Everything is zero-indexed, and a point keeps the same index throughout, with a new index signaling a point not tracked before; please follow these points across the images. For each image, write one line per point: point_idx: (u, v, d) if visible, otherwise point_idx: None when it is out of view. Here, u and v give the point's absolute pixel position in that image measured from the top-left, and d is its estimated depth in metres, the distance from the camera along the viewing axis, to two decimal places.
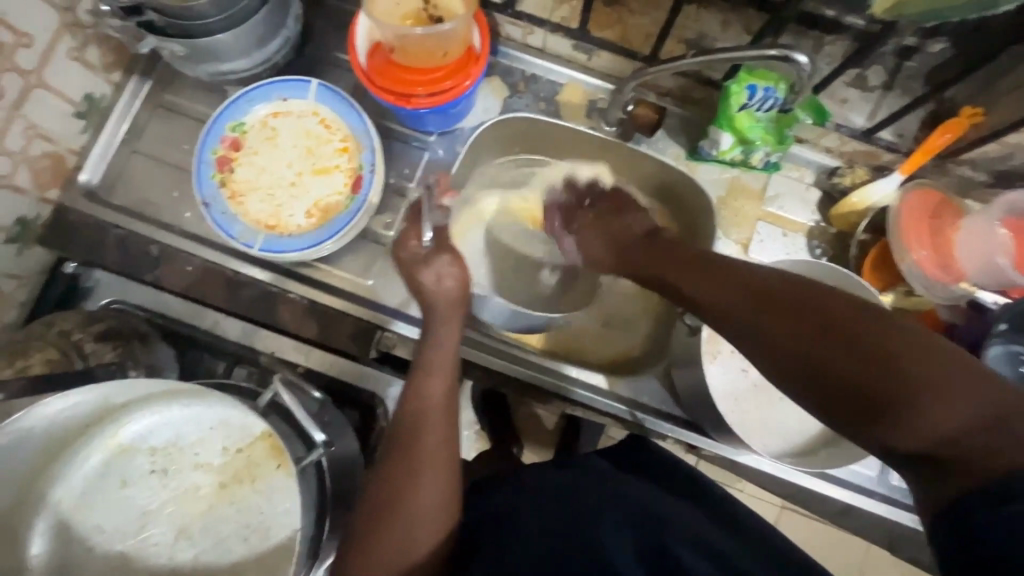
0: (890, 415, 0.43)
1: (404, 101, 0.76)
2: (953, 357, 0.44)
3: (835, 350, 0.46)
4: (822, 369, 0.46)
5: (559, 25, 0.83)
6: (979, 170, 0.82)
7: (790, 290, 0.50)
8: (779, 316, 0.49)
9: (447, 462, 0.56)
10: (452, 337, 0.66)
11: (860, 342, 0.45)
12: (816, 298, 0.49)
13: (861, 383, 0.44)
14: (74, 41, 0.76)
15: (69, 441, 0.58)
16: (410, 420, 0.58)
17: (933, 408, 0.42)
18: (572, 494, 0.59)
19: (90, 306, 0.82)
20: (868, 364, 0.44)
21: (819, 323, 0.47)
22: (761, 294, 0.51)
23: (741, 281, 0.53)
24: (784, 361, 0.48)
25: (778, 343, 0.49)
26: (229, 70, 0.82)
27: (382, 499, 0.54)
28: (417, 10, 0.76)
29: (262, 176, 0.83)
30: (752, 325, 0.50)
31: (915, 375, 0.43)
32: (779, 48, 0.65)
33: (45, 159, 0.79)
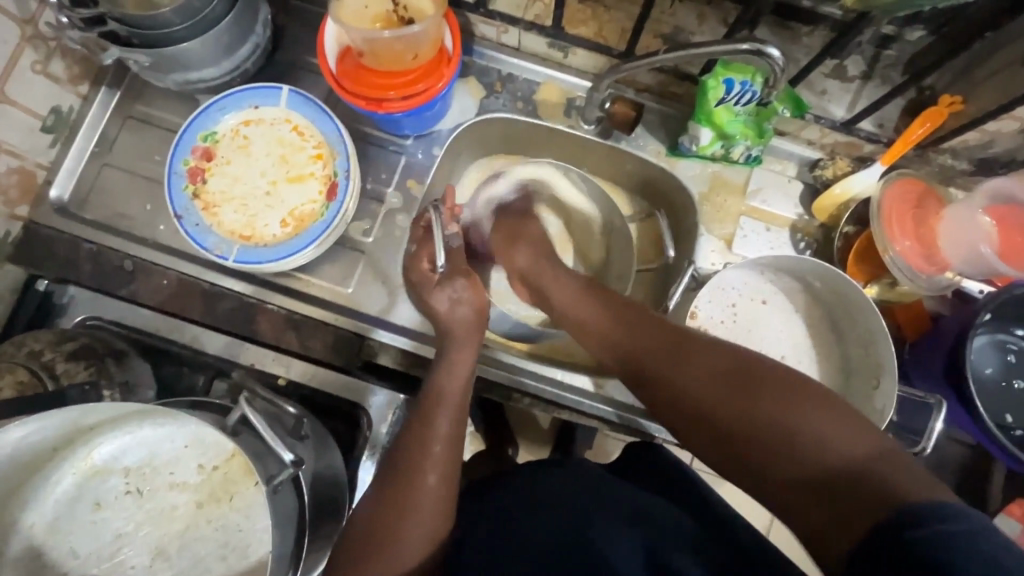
0: (754, 441, 0.49)
1: (376, 106, 0.75)
2: (839, 409, 0.48)
3: (739, 409, 0.50)
4: (722, 429, 0.51)
5: (533, 23, 0.81)
6: (960, 159, 0.81)
7: (694, 349, 0.56)
8: (693, 379, 0.54)
9: (446, 485, 0.56)
10: (466, 363, 0.64)
11: (754, 404, 0.50)
12: (716, 357, 0.54)
13: (754, 429, 0.49)
14: (37, 54, 0.74)
15: (38, 465, 0.57)
16: (418, 443, 0.57)
17: (817, 455, 0.46)
18: (572, 500, 0.58)
19: (63, 324, 0.81)
20: (757, 419, 0.49)
21: (721, 382, 0.52)
22: (673, 357, 0.56)
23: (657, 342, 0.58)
24: (696, 420, 0.53)
25: (691, 403, 0.53)
26: (198, 79, 0.80)
27: (381, 515, 0.54)
28: (387, 12, 0.75)
29: (235, 186, 0.81)
30: (668, 390, 0.55)
31: (796, 418, 0.47)
32: (750, 41, 0.63)
33: (12, 176, 0.77)
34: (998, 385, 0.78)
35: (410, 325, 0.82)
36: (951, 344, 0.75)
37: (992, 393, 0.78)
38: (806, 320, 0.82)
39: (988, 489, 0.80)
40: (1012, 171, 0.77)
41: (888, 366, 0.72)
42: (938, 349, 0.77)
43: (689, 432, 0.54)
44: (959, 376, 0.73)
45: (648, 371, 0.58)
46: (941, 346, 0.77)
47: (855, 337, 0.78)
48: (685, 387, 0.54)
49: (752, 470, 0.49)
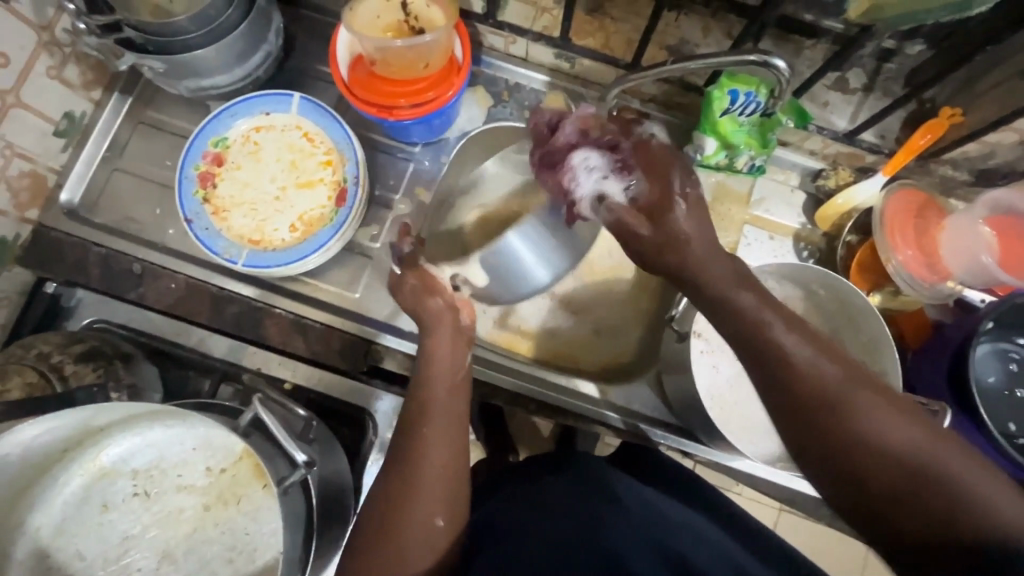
0: (873, 479, 0.46)
1: (386, 113, 0.76)
2: (964, 452, 0.46)
3: (901, 451, 0.46)
4: (881, 476, 0.46)
5: (541, 34, 0.83)
6: (960, 169, 0.82)
7: (815, 364, 0.49)
8: (870, 419, 0.47)
9: (450, 471, 0.56)
10: (454, 348, 0.64)
11: (926, 457, 0.45)
12: (838, 384, 0.48)
13: (874, 471, 0.46)
14: (52, 60, 0.75)
15: (47, 466, 0.57)
16: (413, 428, 0.58)
17: (954, 507, 0.43)
18: (580, 498, 0.61)
19: (72, 326, 0.83)
20: (929, 475, 0.44)
21: (894, 430, 0.46)
22: (845, 391, 0.48)
23: (832, 371, 0.49)
24: (854, 460, 0.47)
25: (863, 445, 0.46)
26: (210, 86, 0.82)
27: (386, 507, 0.55)
28: (398, 22, 0.76)
29: (245, 191, 0.82)
30: (829, 424, 0.48)
31: (925, 464, 0.45)
32: (757, 53, 0.65)
33: (24, 179, 0.78)
34: (1001, 394, 0.78)
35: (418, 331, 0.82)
36: (953, 352, 0.76)
37: (996, 401, 0.78)
38: None
39: None
40: (1012, 182, 0.79)
41: (890, 376, 0.72)
42: (941, 357, 0.78)
43: (835, 472, 0.48)
44: (962, 383, 0.73)
45: (810, 398, 0.48)
46: (943, 354, 0.78)
47: (858, 345, 0.78)
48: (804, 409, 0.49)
49: (895, 522, 0.45)
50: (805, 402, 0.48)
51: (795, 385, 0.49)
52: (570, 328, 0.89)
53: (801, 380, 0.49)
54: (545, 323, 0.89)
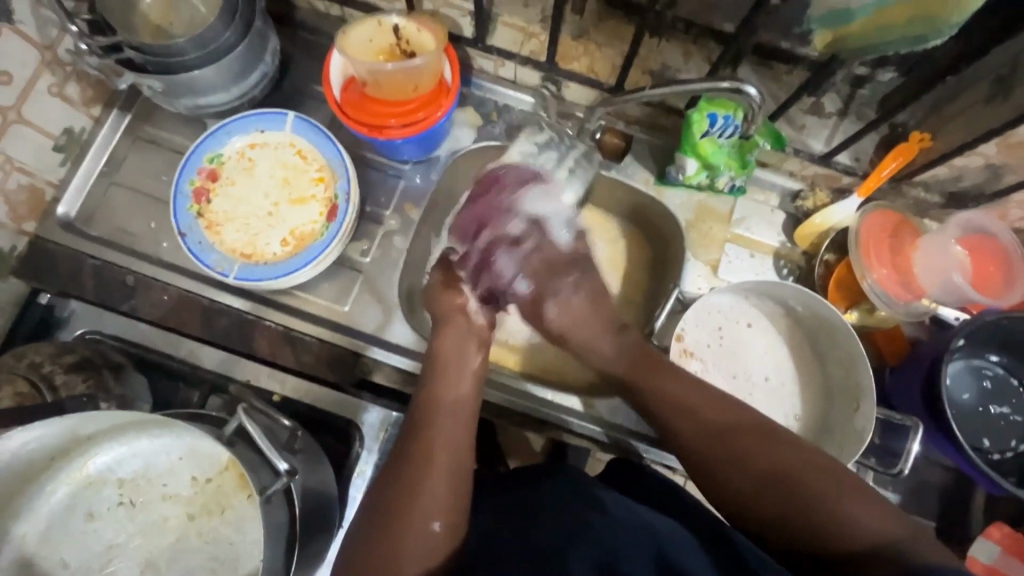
0: (762, 498, 0.59)
1: (377, 132, 0.79)
2: (826, 467, 0.59)
3: (776, 476, 0.59)
4: (771, 507, 0.58)
5: (529, 58, 0.86)
6: (933, 191, 0.85)
7: (712, 408, 0.64)
8: (750, 458, 0.60)
9: (453, 466, 0.61)
10: (468, 366, 0.70)
11: (799, 484, 0.58)
12: (728, 427, 0.62)
13: (761, 492, 0.59)
14: (54, 78, 0.78)
15: (33, 475, 0.57)
16: (424, 425, 0.64)
17: (826, 518, 0.55)
18: (573, 502, 0.64)
19: (64, 336, 0.85)
20: (803, 499, 0.57)
21: (771, 462, 0.60)
22: (729, 434, 0.62)
23: (719, 419, 0.63)
24: (749, 495, 0.59)
25: (752, 479, 0.59)
26: (207, 104, 0.84)
27: (393, 494, 0.59)
28: (391, 45, 0.79)
29: (239, 206, 0.84)
30: (722, 465, 0.61)
31: (798, 483, 0.58)
32: (730, 80, 0.68)
33: (22, 192, 0.80)
34: (975, 410, 0.80)
35: (405, 344, 0.84)
36: (926, 369, 0.78)
37: (969, 417, 0.80)
38: (788, 344, 0.84)
39: (969, 513, 0.81)
40: (981, 204, 0.81)
41: (867, 391, 0.74)
42: (916, 373, 0.80)
43: (735, 504, 0.60)
44: (935, 398, 0.75)
45: (705, 448, 0.63)
46: (918, 370, 0.80)
47: (835, 360, 0.80)
48: (705, 450, 0.63)
49: (797, 546, 0.57)
50: (700, 451, 0.63)
51: (692, 436, 0.63)
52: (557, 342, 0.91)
53: (693, 426, 0.64)
54: (531, 337, 0.91)
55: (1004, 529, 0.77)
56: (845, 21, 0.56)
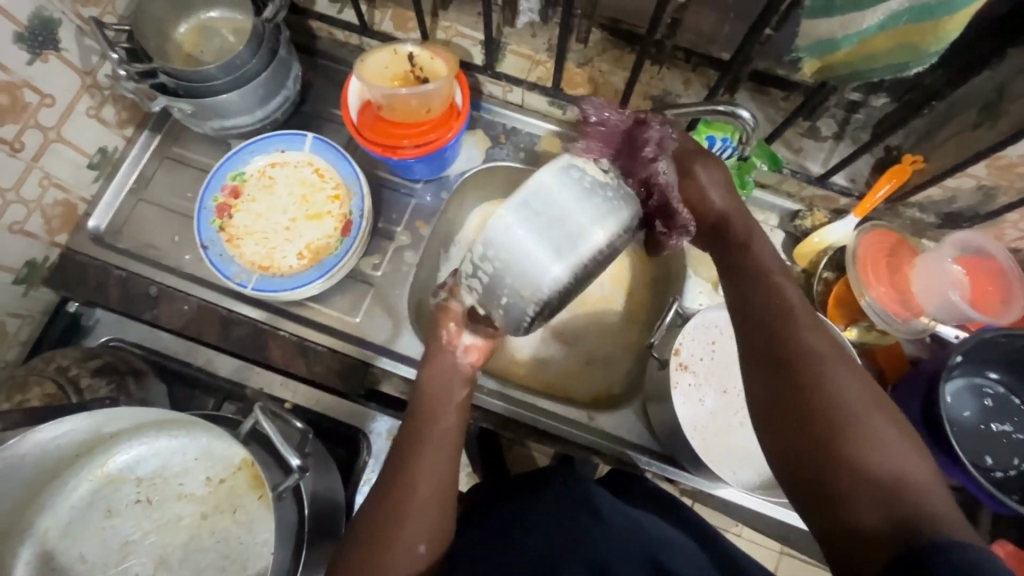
0: (813, 420, 0.47)
1: (391, 152, 0.83)
2: (903, 429, 0.47)
3: (849, 407, 0.47)
4: (834, 437, 0.46)
5: (536, 84, 0.91)
6: (928, 213, 0.87)
7: (805, 325, 0.52)
8: (836, 383, 0.48)
9: (436, 501, 0.59)
10: (455, 400, 0.66)
11: (874, 427, 0.46)
12: (819, 351, 0.50)
13: (811, 416, 0.47)
14: (92, 101, 0.84)
15: (59, 470, 0.60)
16: (408, 455, 0.61)
17: (875, 465, 0.44)
18: (563, 518, 0.69)
19: (89, 343, 0.89)
20: (872, 441, 0.45)
21: (841, 391, 0.48)
22: (821, 356, 0.50)
23: (811, 337, 0.51)
24: (815, 411, 0.47)
25: (827, 399, 0.47)
26: (232, 126, 0.89)
27: (376, 527, 0.58)
28: (405, 71, 0.84)
29: (258, 221, 0.89)
30: (802, 374, 0.49)
31: (864, 420, 0.46)
32: (725, 104, 0.71)
33: (57, 207, 0.85)
34: (976, 429, 0.81)
35: (412, 355, 0.86)
36: (925, 386, 0.79)
37: (971, 435, 0.80)
38: None
39: (976, 534, 0.81)
40: (976, 224, 0.83)
41: None
42: (914, 389, 0.81)
43: (780, 423, 0.49)
44: (932, 415, 0.76)
45: (791, 350, 0.50)
46: (917, 387, 0.81)
47: None
48: (781, 353, 0.51)
49: (840, 492, 0.45)
50: (788, 352, 0.50)
51: (785, 335, 0.51)
52: (562, 356, 0.93)
53: (768, 337, 0.52)
54: (536, 350, 0.93)
55: (1008, 547, 0.76)
56: (831, 51, 0.59)
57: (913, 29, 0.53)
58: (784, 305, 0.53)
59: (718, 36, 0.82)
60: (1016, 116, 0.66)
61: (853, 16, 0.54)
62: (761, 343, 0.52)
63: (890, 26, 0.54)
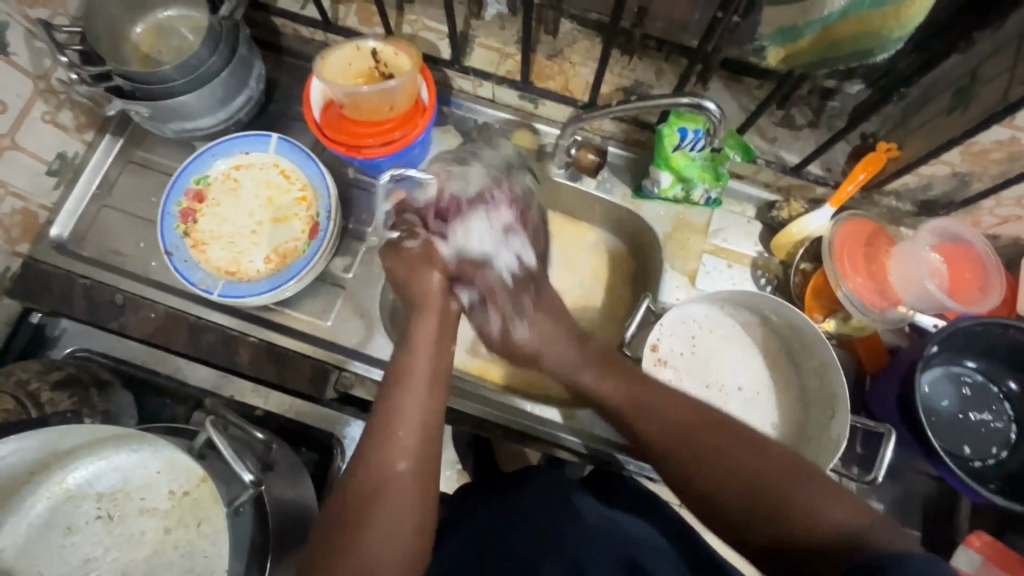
0: (714, 489, 0.57)
1: (355, 152, 0.81)
2: (799, 464, 0.56)
3: (736, 470, 0.56)
4: (734, 506, 0.56)
5: (505, 77, 0.89)
6: (904, 200, 0.85)
7: (673, 402, 0.63)
8: (709, 451, 0.58)
9: (422, 437, 0.58)
10: (429, 337, 0.65)
11: (761, 472, 0.56)
12: (697, 429, 0.60)
13: (709, 489, 0.57)
14: (47, 106, 0.81)
15: (13, 488, 0.59)
16: (386, 399, 0.60)
17: (786, 505, 0.53)
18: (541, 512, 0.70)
19: (53, 354, 0.86)
20: (768, 491, 0.54)
21: (719, 459, 0.57)
22: (688, 436, 0.60)
23: (680, 419, 0.61)
24: (707, 479, 0.58)
25: (712, 464, 0.58)
26: (194, 128, 0.87)
27: (369, 465, 0.56)
28: (369, 68, 0.82)
29: (224, 225, 0.87)
30: (683, 465, 0.59)
31: (764, 472, 0.55)
32: (690, 95, 0.70)
33: (15, 216, 0.83)
34: (954, 418, 0.80)
35: (385, 358, 0.85)
36: (902, 376, 0.78)
37: (949, 424, 0.80)
38: (766, 354, 0.84)
39: (954, 521, 0.81)
40: (953, 212, 0.82)
41: (841, 398, 0.74)
42: (892, 380, 0.80)
43: (693, 500, 0.59)
44: (909, 406, 0.76)
45: (679, 430, 0.61)
46: (894, 376, 0.80)
47: (810, 369, 0.81)
48: (661, 432, 0.62)
49: (755, 535, 0.54)
50: (666, 447, 0.61)
51: (657, 427, 0.62)
52: None
53: (649, 432, 0.63)
54: None
55: (986, 538, 0.76)
56: (794, 39, 0.57)
57: (874, 15, 0.52)
58: (653, 394, 0.65)
59: (689, 24, 0.79)
60: (990, 101, 0.64)
61: (813, 3, 0.53)
62: (645, 434, 0.63)
63: (852, 12, 0.52)
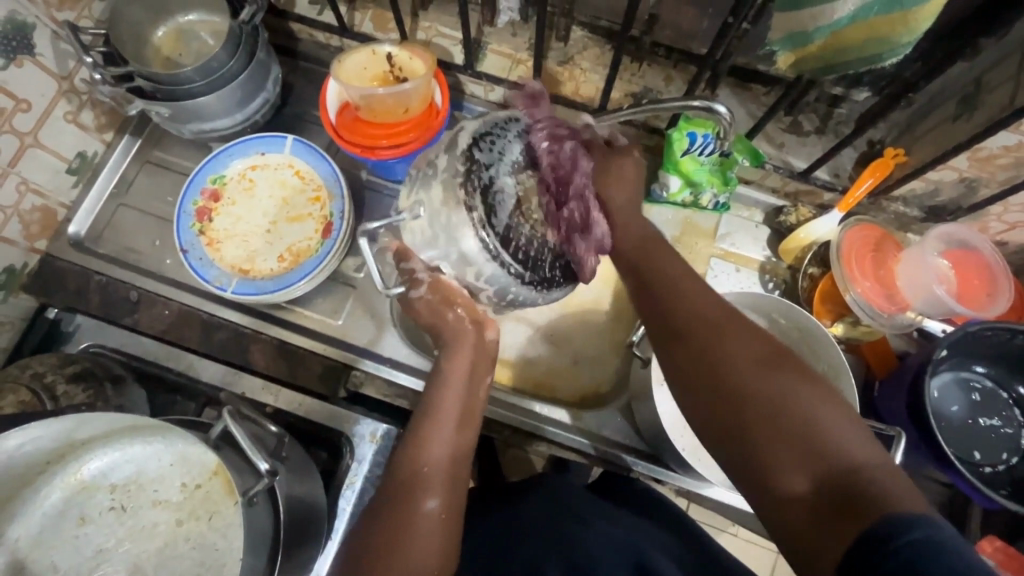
0: (727, 390, 0.51)
1: (369, 152, 0.82)
2: (828, 394, 0.50)
3: (759, 375, 0.51)
4: (745, 413, 0.50)
5: (517, 83, 0.91)
6: (912, 206, 0.86)
7: (704, 297, 0.58)
8: (733, 349, 0.53)
9: (449, 474, 0.59)
10: (460, 373, 0.64)
11: (771, 385, 0.50)
12: (722, 330, 0.54)
13: (724, 390, 0.52)
14: (70, 106, 0.83)
15: (29, 478, 0.59)
16: (416, 434, 0.61)
17: (809, 432, 0.47)
18: (551, 518, 0.69)
19: (68, 349, 0.86)
20: (788, 406, 0.49)
21: (741, 361, 0.52)
22: (714, 330, 0.54)
23: (711, 312, 0.56)
24: (709, 385, 0.53)
25: (717, 367, 0.53)
26: (211, 129, 0.88)
27: (397, 501, 0.56)
28: (384, 72, 0.84)
29: (239, 224, 0.88)
30: (699, 355, 0.54)
31: (789, 389, 0.50)
32: (700, 99, 0.71)
33: (35, 213, 0.84)
34: (964, 423, 0.80)
35: (394, 357, 0.86)
36: (911, 380, 0.78)
37: (959, 430, 0.80)
38: None
39: (966, 529, 0.80)
40: (960, 218, 0.83)
41: (850, 401, 0.74)
42: (902, 385, 0.80)
43: (695, 395, 0.54)
44: (918, 411, 0.75)
45: (687, 329, 0.56)
46: (904, 381, 0.80)
47: (819, 372, 0.81)
48: (685, 320, 0.56)
49: (756, 454, 0.49)
50: (687, 334, 0.56)
51: (680, 315, 0.57)
52: (547, 356, 0.92)
53: (672, 318, 0.57)
54: (523, 352, 0.92)
55: (996, 543, 0.75)
56: (803, 44, 0.59)
57: (882, 21, 0.53)
58: (682, 281, 0.59)
59: (698, 31, 0.81)
60: (997, 106, 0.65)
61: (822, 9, 0.54)
62: (668, 314, 0.58)
63: (861, 18, 0.53)
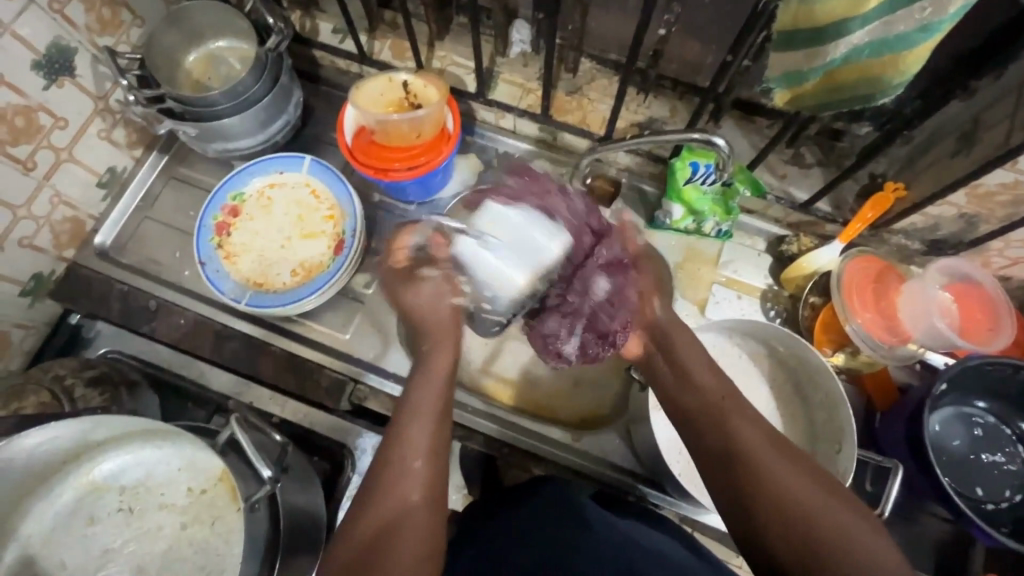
0: (763, 508, 0.54)
1: (382, 174, 0.86)
2: (857, 518, 0.52)
3: (794, 495, 0.54)
4: (785, 532, 0.53)
5: (527, 110, 0.94)
6: (913, 239, 0.87)
7: (733, 406, 0.61)
8: (768, 468, 0.56)
9: (432, 465, 0.59)
10: (445, 362, 0.67)
11: (806, 511, 0.53)
12: (754, 446, 0.57)
13: (760, 504, 0.55)
14: (104, 124, 0.88)
15: (46, 476, 0.62)
16: (395, 432, 0.61)
17: (848, 553, 0.50)
18: (550, 535, 0.68)
19: (88, 353, 0.91)
20: (823, 525, 0.52)
21: (773, 480, 0.55)
22: (743, 449, 0.58)
23: (743, 428, 0.59)
24: (751, 512, 0.55)
25: (757, 495, 0.55)
26: (234, 149, 0.93)
27: (383, 492, 0.57)
28: (399, 98, 0.88)
29: (255, 240, 0.92)
30: (735, 471, 0.57)
31: (821, 509, 0.53)
32: (700, 132, 0.73)
33: (65, 224, 0.89)
34: (965, 458, 0.79)
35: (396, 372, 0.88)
36: (910, 412, 0.78)
37: (961, 464, 0.79)
38: (774, 386, 0.85)
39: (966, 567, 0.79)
40: (962, 251, 0.83)
41: (847, 432, 0.74)
42: (901, 416, 0.80)
43: (739, 519, 0.56)
44: (918, 444, 0.75)
45: (719, 452, 0.59)
46: (903, 413, 0.80)
47: (818, 400, 0.81)
48: (721, 434, 0.60)
49: None
50: (719, 448, 0.59)
51: (718, 435, 0.60)
52: (549, 376, 0.93)
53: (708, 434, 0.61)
54: (525, 371, 0.93)
55: None
56: (800, 81, 0.61)
57: (875, 63, 0.55)
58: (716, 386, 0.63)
59: (702, 65, 0.84)
60: (993, 144, 0.66)
61: (816, 49, 0.56)
62: (704, 436, 0.61)
63: (853, 59, 0.56)
